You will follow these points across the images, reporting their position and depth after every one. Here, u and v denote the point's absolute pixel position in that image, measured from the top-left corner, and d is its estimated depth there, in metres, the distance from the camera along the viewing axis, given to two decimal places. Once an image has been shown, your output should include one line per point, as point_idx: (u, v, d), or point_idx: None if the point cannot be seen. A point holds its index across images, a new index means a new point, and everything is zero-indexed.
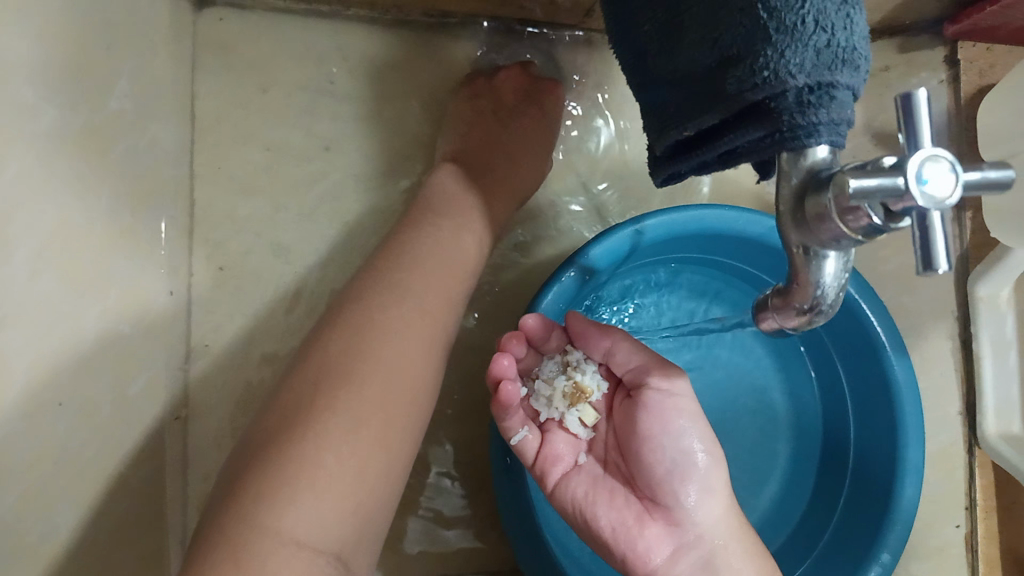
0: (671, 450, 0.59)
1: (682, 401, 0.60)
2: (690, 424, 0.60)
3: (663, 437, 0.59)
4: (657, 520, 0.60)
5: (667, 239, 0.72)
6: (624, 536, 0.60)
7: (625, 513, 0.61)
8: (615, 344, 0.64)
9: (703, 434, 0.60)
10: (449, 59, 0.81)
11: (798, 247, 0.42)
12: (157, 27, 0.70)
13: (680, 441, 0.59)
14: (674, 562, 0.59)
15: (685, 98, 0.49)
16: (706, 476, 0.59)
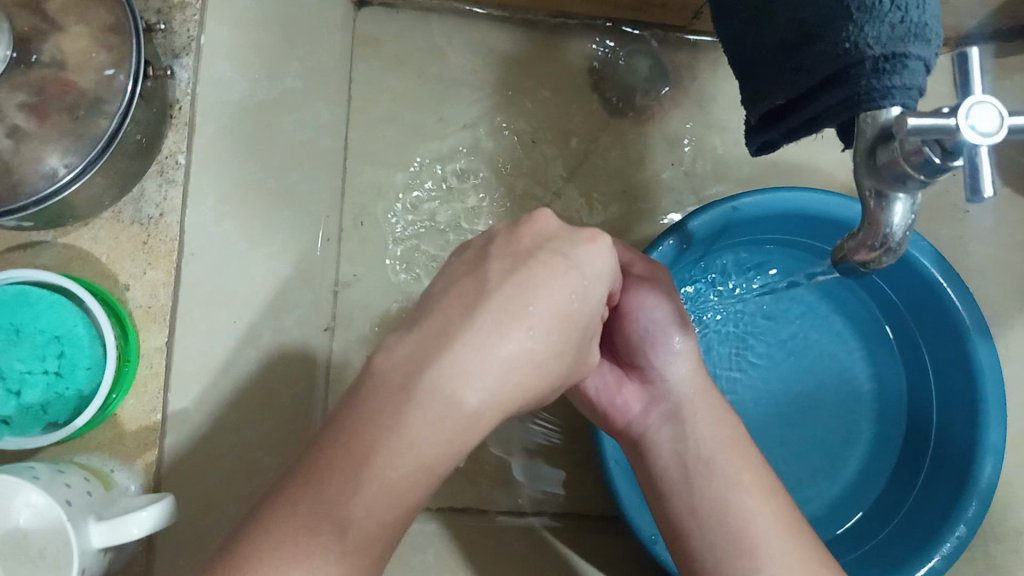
0: (637, 315, 0.61)
1: (651, 274, 0.62)
2: (657, 291, 0.62)
3: (633, 308, 0.61)
4: (631, 380, 0.63)
5: (762, 218, 0.78)
6: (602, 394, 0.64)
7: (605, 375, 0.64)
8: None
9: (672, 301, 0.62)
10: (567, 56, 0.90)
11: (872, 192, 0.49)
12: (327, 22, 0.83)
13: (645, 307, 0.61)
14: (646, 413, 0.61)
15: (777, 74, 0.56)
16: (673, 339, 0.61)
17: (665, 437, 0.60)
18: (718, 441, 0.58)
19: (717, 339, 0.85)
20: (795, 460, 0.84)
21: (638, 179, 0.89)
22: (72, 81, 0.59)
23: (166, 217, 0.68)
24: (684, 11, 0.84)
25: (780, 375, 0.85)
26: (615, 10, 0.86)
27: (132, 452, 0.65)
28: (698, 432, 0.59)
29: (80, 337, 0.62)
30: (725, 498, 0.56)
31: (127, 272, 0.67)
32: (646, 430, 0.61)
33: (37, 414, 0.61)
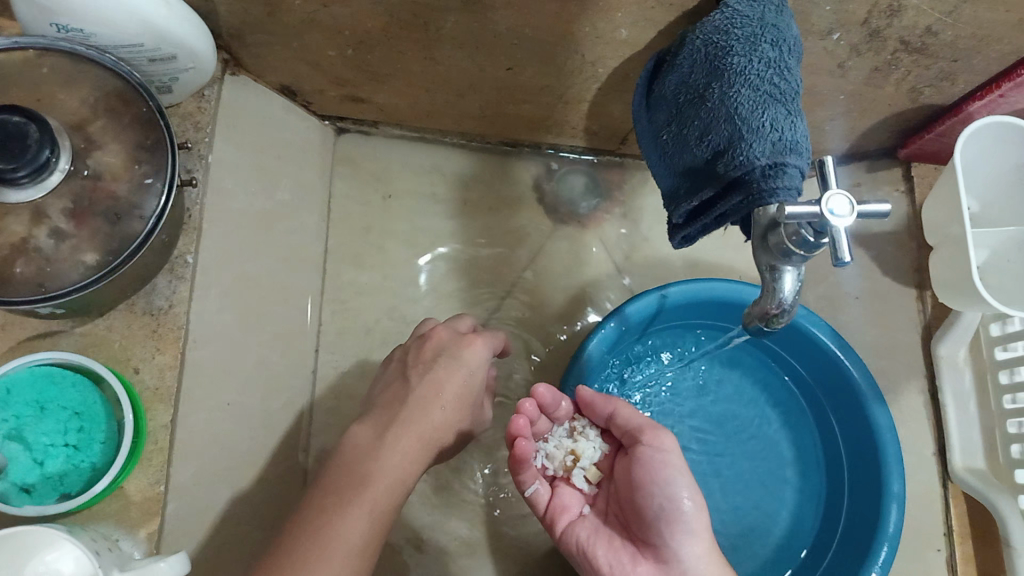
0: (661, 494, 0.73)
1: (670, 455, 0.76)
2: (678, 475, 0.74)
3: (653, 484, 0.74)
4: (648, 559, 0.74)
5: (688, 304, 0.92)
6: (619, 571, 0.74)
7: (620, 552, 0.76)
8: (614, 410, 0.84)
9: (690, 486, 0.74)
10: (517, 173, 1.05)
11: (767, 267, 0.62)
12: (311, 146, 0.96)
13: (668, 487, 0.73)
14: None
15: (691, 182, 0.72)
16: (691, 521, 0.72)
17: None
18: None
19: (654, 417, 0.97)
20: (730, 518, 0.95)
21: (580, 275, 1.03)
22: (107, 191, 0.68)
23: (175, 307, 0.76)
24: (613, 137, 1.00)
25: (712, 455, 0.97)
26: (556, 137, 1.01)
27: (137, 522, 0.71)
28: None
29: (97, 415, 0.70)
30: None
31: (139, 357, 0.74)
32: None
33: (55, 483, 0.67)
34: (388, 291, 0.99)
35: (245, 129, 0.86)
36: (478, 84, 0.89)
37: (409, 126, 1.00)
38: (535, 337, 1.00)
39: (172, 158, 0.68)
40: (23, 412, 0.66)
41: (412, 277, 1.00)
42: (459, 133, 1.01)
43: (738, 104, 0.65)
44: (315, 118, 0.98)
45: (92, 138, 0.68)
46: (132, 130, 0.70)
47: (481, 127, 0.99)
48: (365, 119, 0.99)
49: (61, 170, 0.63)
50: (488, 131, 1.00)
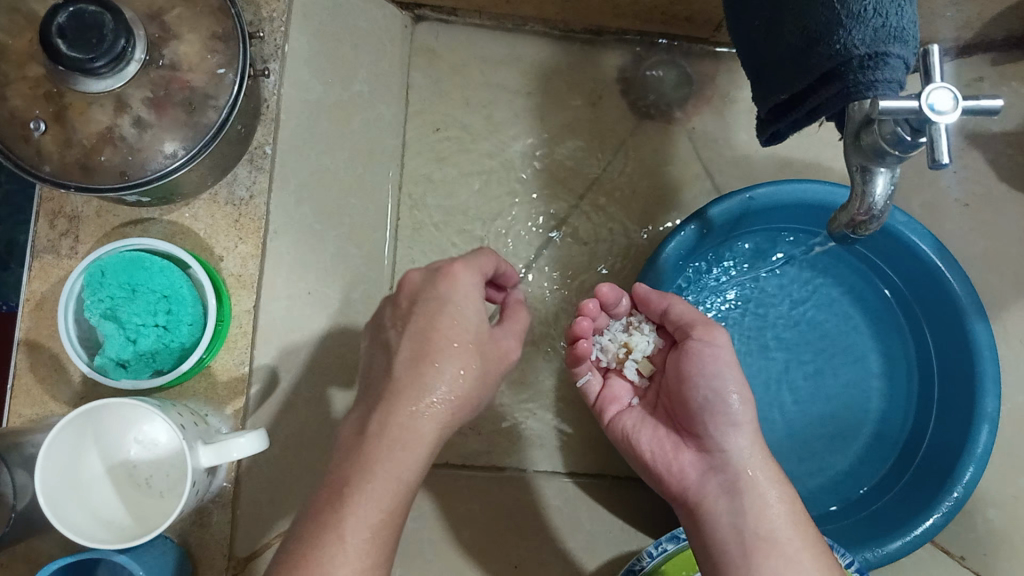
0: (703, 386, 0.69)
1: (719, 349, 0.70)
2: (726, 368, 0.69)
3: (698, 377, 0.69)
4: (690, 448, 0.70)
5: (776, 207, 0.87)
6: (661, 457, 0.72)
7: (667, 442, 0.72)
8: (670, 305, 0.77)
9: (737, 380, 0.69)
10: (601, 64, 1.00)
11: (858, 167, 0.58)
12: (388, 34, 0.94)
13: (711, 381, 0.68)
14: (702, 478, 0.67)
15: (782, 72, 0.66)
16: (736, 413, 0.67)
17: (721, 505, 0.64)
18: (779, 519, 0.62)
19: (733, 322, 0.94)
20: (809, 426, 0.92)
21: (664, 174, 0.99)
22: (185, 81, 0.69)
23: (255, 199, 0.77)
24: (707, 24, 0.94)
25: (786, 382, 0.93)
26: (645, 23, 0.96)
27: (224, 398, 0.74)
28: (756, 505, 0.63)
29: (185, 298, 0.72)
30: (774, 566, 0.59)
31: (222, 246, 0.77)
32: (702, 500, 0.66)
33: (147, 361, 0.71)
34: (464, 187, 0.98)
35: (322, 16, 0.83)
36: None
37: (489, 14, 0.96)
38: (613, 236, 0.98)
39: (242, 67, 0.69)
40: (116, 293, 0.69)
41: (488, 172, 0.98)
42: (541, 20, 0.97)
43: None
44: (394, 6, 0.95)
45: (167, 27, 0.69)
46: (207, 18, 0.70)
47: (564, 14, 0.95)
48: (444, 5, 0.95)
49: (104, 79, 0.64)
50: (571, 17, 0.95)
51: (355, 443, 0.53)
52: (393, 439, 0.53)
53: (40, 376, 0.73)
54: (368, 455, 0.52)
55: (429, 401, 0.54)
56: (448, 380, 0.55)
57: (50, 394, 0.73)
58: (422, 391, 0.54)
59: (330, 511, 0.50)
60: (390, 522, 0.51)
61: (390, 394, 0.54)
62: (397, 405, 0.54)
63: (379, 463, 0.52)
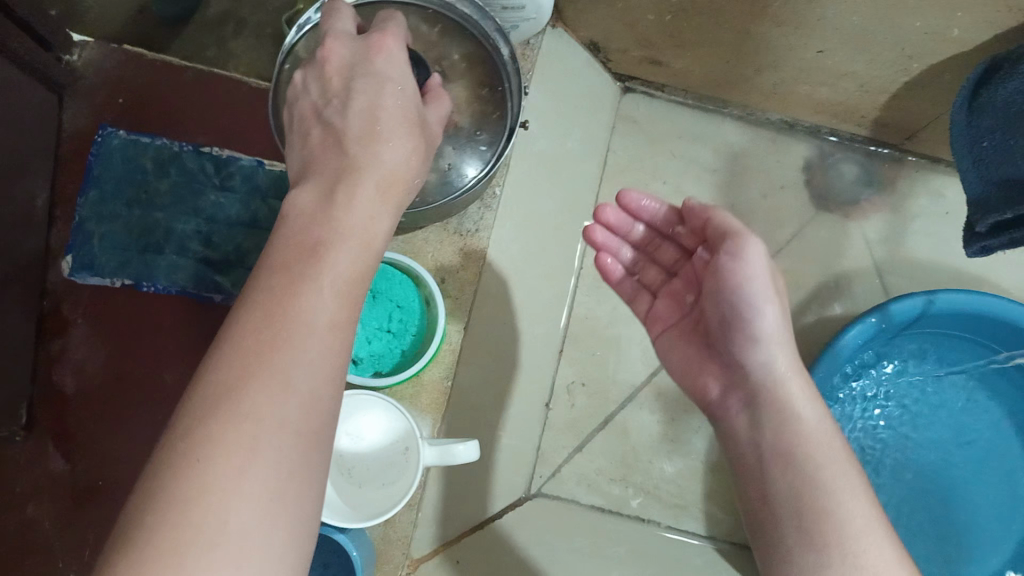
0: (728, 299, 0.58)
1: (750, 265, 0.57)
2: (756, 284, 0.57)
3: (735, 298, 0.58)
4: (715, 363, 0.63)
5: (952, 314, 0.91)
6: (692, 373, 0.65)
7: (694, 358, 0.65)
8: (710, 217, 0.61)
9: (774, 304, 0.58)
10: (789, 152, 1.06)
11: None
12: (601, 98, 1.02)
13: (741, 301, 0.57)
14: (725, 397, 0.62)
15: (1009, 194, 0.71)
16: (767, 330, 0.58)
17: (742, 423, 0.60)
18: (814, 425, 0.58)
19: (885, 416, 0.97)
20: (951, 533, 0.93)
21: (837, 263, 1.04)
22: (454, 121, 0.76)
23: (479, 233, 0.86)
24: (902, 132, 1.00)
25: (906, 458, 0.96)
26: (841, 123, 1.02)
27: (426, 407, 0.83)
28: (773, 421, 0.58)
29: (414, 309, 0.80)
30: (788, 481, 0.56)
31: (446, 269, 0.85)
32: (724, 415, 0.62)
33: (373, 361, 0.79)
34: None
35: (554, 78, 0.93)
36: (782, 63, 0.90)
37: (695, 93, 1.04)
38: None
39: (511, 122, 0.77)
40: None
41: None
42: (741, 106, 1.04)
43: None
44: (609, 75, 1.03)
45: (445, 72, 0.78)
46: (480, 69, 0.78)
47: (767, 102, 1.01)
48: (655, 81, 1.03)
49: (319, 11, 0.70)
50: (771, 107, 1.02)
51: (242, 325, 0.44)
52: (285, 322, 0.44)
53: None
54: (268, 330, 0.44)
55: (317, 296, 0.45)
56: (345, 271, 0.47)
57: None
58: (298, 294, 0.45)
59: (213, 403, 0.41)
60: (308, 410, 0.43)
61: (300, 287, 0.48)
62: (281, 290, 0.45)
63: (279, 348, 0.43)
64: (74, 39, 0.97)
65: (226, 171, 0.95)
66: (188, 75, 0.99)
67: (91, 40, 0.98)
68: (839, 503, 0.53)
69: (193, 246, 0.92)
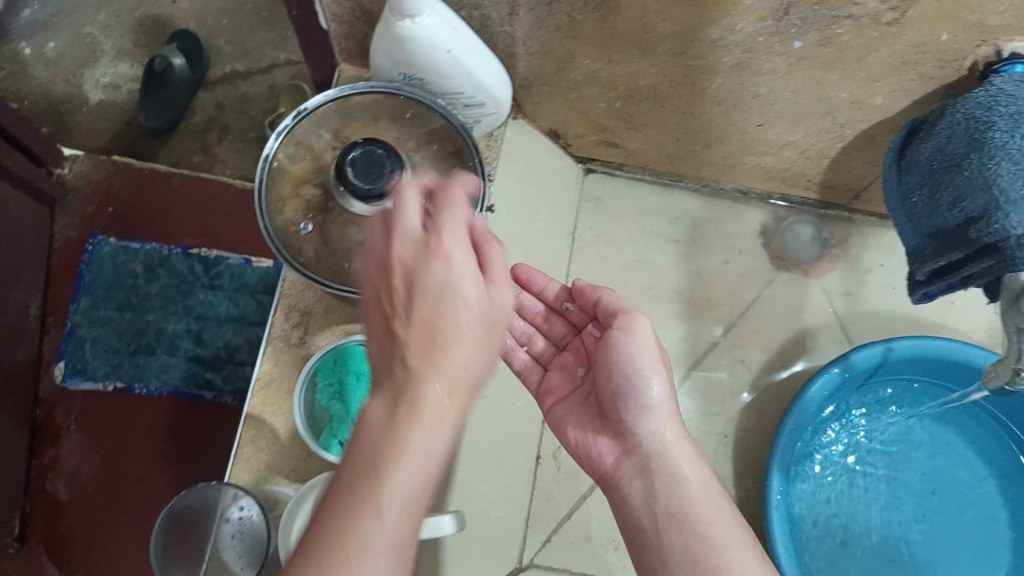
0: (620, 373, 0.66)
1: (638, 339, 0.66)
2: (645, 359, 0.66)
3: (621, 365, 0.66)
4: (608, 433, 0.69)
5: (910, 359, 0.95)
6: (584, 443, 0.70)
7: (586, 426, 0.71)
8: (600, 296, 0.71)
9: (661, 375, 0.67)
10: (746, 219, 1.13)
11: (1013, 330, 0.69)
12: (564, 180, 1.09)
13: (626, 368, 0.66)
14: (618, 465, 0.67)
15: (940, 243, 0.77)
16: (653, 401, 0.66)
17: (637, 488, 0.65)
18: (700, 486, 0.63)
19: (859, 463, 1.00)
20: (937, 575, 0.95)
21: (800, 319, 1.09)
22: None
23: None
24: (846, 193, 1.07)
25: (884, 502, 0.99)
26: (789, 189, 1.09)
27: None
28: (669, 484, 0.64)
29: None
30: (684, 543, 0.60)
31: None
32: (619, 480, 0.67)
33: None
34: None
35: (519, 165, 1.00)
36: (727, 137, 0.98)
37: (651, 170, 1.11)
38: (752, 372, 1.07)
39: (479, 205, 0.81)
40: (347, 380, 0.82)
41: (640, 302, 1.09)
42: (696, 179, 1.12)
43: (997, 175, 0.69)
44: (571, 158, 1.10)
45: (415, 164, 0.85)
46: (448, 162, 0.85)
47: (720, 174, 1.09)
48: (613, 161, 1.10)
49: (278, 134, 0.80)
50: (723, 178, 1.09)
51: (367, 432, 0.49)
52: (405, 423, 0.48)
53: (258, 447, 0.83)
54: (376, 464, 0.46)
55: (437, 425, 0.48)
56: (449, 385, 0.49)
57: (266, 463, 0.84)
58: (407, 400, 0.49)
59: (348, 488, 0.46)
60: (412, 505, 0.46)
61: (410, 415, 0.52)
62: (401, 399, 0.49)
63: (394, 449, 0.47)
64: (64, 154, 1.17)
65: (215, 270, 1.12)
66: (175, 182, 1.17)
67: (81, 154, 1.18)
68: (728, 559, 0.58)
69: (184, 343, 1.09)
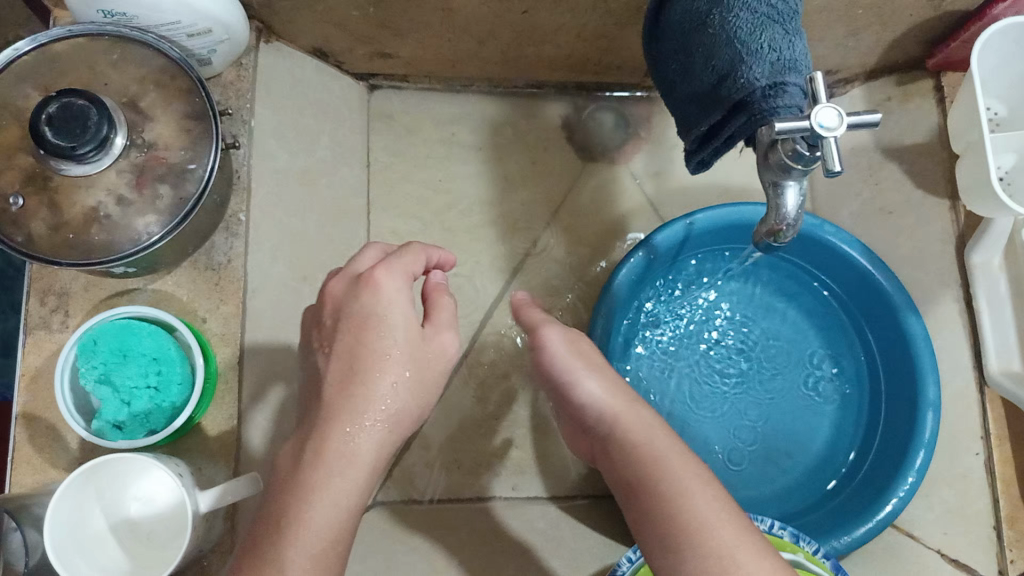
0: (557, 376, 0.71)
1: (573, 350, 0.71)
2: (583, 369, 0.69)
3: (563, 375, 0.70)
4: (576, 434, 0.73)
5: (713, 230, 0.95)
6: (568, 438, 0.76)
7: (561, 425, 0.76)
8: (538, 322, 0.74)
9: (599, 379, 0.69)
10: (546, 113, 1.09)
11: (771, 184, 0.66)
12: (345, 101, 1.02)
13: (569, 378, 0.69)
14: (586, 453, 0.70)
15: (700, 106, 0.74)
16: (596, 399, 0.67)
17: (599, 473, 0.67)
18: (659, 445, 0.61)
19: (684, 339, 1.00)
20: (771, 431, 0.98)
21: (613, 208, 1.07)
22: (162, 158, 0.77)
23: (233, 262, 0.84)
24: (637, 70, 1.03)
25: (714, 372, 1.00)
26: (581, 75, 1.05)
27: (215, 452, 0.81)
28: (616, 458, 0.63)
29: (173, 359, 0.78)
30: (643, 501, 0.59)
31: (204, 309, 0.83)
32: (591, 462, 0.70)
33: (142, 421, 0.77)
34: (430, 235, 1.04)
35: (282, 93, 0.92)
36: (498, 31, 0.92)
37: (438, 77, 1.05)
38: (571, 269, 1.05)
39: (212, 148, 0.77)
40: (109, 359, 0.76)
41: (449, 218, 1.05)
42: (486, 79, 1.06)
43: (737, 29, 0.66)
44: (350, 77, 1.03)
45: (146, 112, 0.78)
46: (179, 102, 0.79)
47: (508, 71, 1.03)
48: (396, 73, 1.04)
49: None
50: (512, 74, 1.04)
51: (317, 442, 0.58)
52: (342, 433, 0.58)
53: (33, 446, 0.78)
54: (325, 464, 0.56)
55: (361, 428, 0.58)
56: (386, 391, 0.60)
57: (49, 461, 0.78)
58: (357, 409, 0.58)
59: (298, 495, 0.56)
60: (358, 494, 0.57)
61: (325, 421, 0.58)
62: (350, 415, 0.58)
63: (341, 457, 0.57)
64: None
65: None
66: None
67: None
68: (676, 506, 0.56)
69: None
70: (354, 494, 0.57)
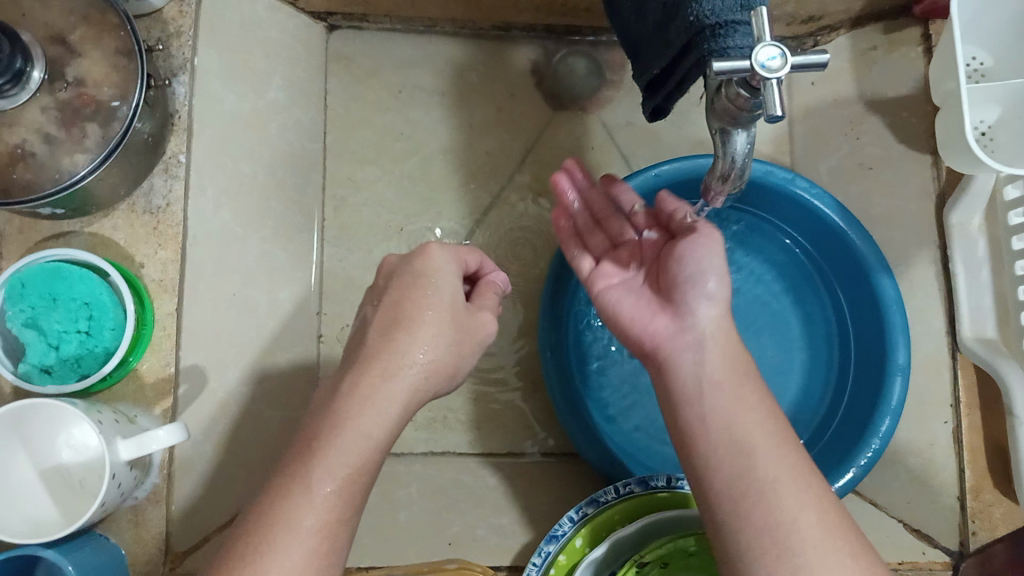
0: (686, 265, 0.63)
1: (708, 241, 0.64)
2: (713, 260, 0.62)
3: (688, 258, 0.63)
4: (664, 314, 0.62)
5: (679, 182, 0.90)
6: (636, 320, 0.65)
7: (640, 307, 0.65)
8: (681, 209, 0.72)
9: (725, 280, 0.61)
10: (514, 58, 1.04)
11: (718, 129, 0.62)
12: (302, 42, 0.98)
13: (696, 260, 0.62)
14: (673, 336, 0.60)
15: (654, 43, 0.69)
16: (713, 289, 0.61)
17: (685, 364, 0.58)
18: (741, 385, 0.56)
19: None
20: None
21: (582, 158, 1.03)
22: (91, 96, 0.74)
23: (172, 206, 0.82)
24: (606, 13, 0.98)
25: None
26: (550, 18, 1.00)
27: (151, 400, 0.78)
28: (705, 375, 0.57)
29: (105, 304, 0.76)
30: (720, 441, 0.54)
31: (142, 253, 0.81)
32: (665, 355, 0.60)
33: (72, 366, 0.75)
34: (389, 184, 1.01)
35: (229, 31, 0.88)
36: None
37: (399, 17, 1.00)
38: (535, 221, 1.01)
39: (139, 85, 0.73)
40: (37, 303, 0.73)
41: (410, 166, 1.01)
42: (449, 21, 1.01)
43: None
44: (305, 16, 0.98)
45: (73, 47, 0.74)
46: (108, 36, 0.75)
47: (472, 12, 0.99)
48: (354, 12, 0.99)
49: None
50: (476, 16, 1.00)
51: (348, 381, 0.56)
52: (384, 374, 0.56)
53: None
54: (362, 400, 0.55)
55: (408, 363, 0.57)
56: (426, 343, 0.58)
57: None
58: (395, 355, 0.57)
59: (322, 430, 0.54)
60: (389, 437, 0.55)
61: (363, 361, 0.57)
62: (387, 356, 0.57)
63: (381, 396, 0.55)
64: None
65: None
66: None
67: None
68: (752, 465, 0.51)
69: None
70: (387, 429, 0.55)
